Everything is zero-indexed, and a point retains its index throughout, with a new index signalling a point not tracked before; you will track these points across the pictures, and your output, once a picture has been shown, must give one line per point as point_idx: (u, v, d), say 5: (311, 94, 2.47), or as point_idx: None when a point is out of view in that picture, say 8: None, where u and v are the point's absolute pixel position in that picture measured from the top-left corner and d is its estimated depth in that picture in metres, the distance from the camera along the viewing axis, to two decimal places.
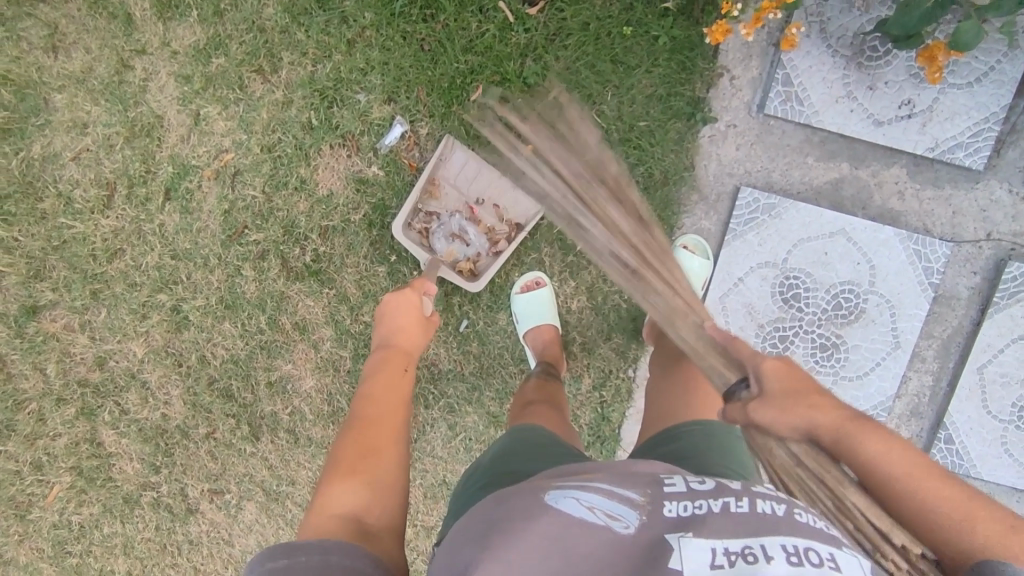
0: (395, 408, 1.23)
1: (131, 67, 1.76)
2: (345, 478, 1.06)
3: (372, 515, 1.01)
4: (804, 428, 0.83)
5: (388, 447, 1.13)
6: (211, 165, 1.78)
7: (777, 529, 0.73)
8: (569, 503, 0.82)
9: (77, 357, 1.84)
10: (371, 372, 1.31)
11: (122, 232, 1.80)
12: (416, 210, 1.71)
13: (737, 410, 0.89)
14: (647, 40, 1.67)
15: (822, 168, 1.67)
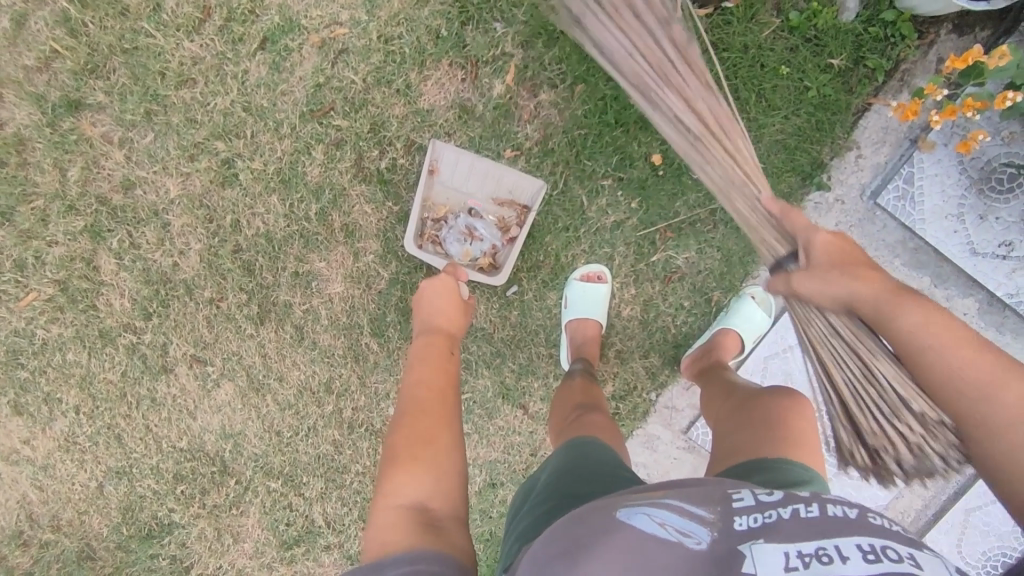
0: (445, 387, 1.14)
1: None
2: (403, 474, 0.98)
3: (440, 509, 0.96)
4: (849, 300, 0.92)
5: (443, 431, 1.05)
6: (319, 32, 1.64)
7: (848, 530, 0.64)
8: (641, 519, 0.73)
9: (104, 171, 1.69)
10: (417, 352, 1.25)
11: (201, 64, 1.65)
12: (424, 220, 1.68)
13: (781, 282, 1.01)
14: (797, 87, 1.64)
15: (904, 274, 1.68)
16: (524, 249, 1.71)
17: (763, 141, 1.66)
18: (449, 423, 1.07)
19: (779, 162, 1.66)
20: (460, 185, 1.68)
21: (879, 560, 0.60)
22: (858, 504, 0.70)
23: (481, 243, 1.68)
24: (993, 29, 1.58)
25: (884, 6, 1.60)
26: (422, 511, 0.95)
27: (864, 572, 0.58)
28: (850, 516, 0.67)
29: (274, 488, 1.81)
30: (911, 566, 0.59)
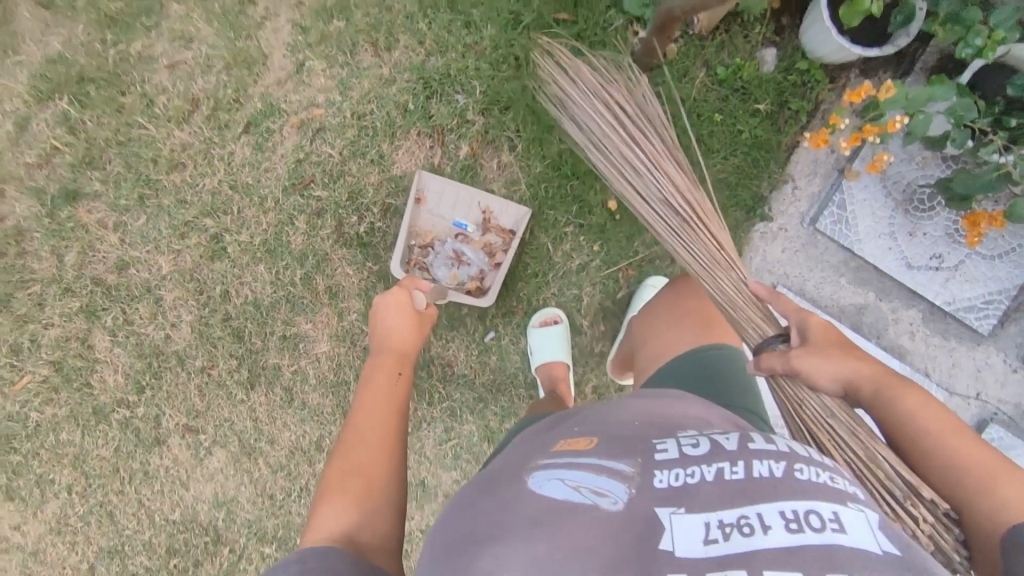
0: (390, 416, 1.20)
1: (255, 2, 1.77)
2: (335, 504, 1.04)
3: (365, 538, 1.02)
4: (847, 379, 0.99)
5: (378, 461, 1.12)
6: (298, 114, 1.80)
7: (773, 493, 0.65)
8: (554, 486, 0.74)
9: (100, 255, 1.80)
10: (369, 368, 1.32)
11: (190, 150, 1.79)
12: (412, 247, 1.82)
13: (775, 358, 1.07)
14: (731, 131, 1.85)
15: (851, 291, 1.87)
16: (498, 297, 1.81)
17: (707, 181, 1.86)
18: (386, 452, 1.14)
19: (724, 199, 1.86)
20: (446, 212, 1.82)
21: (802, 531, 0.60)
22: (784, 457, 0.70)
23: (467, 267, 1.83)
24: (895, 71, 1.80)
25: (798, 57, 1.81)
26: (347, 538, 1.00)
27: (782, 542, 0.59)
28: (772, 478, 0.67)
29: (268, 553, 1.82)
30: (832, 532, 0.60)
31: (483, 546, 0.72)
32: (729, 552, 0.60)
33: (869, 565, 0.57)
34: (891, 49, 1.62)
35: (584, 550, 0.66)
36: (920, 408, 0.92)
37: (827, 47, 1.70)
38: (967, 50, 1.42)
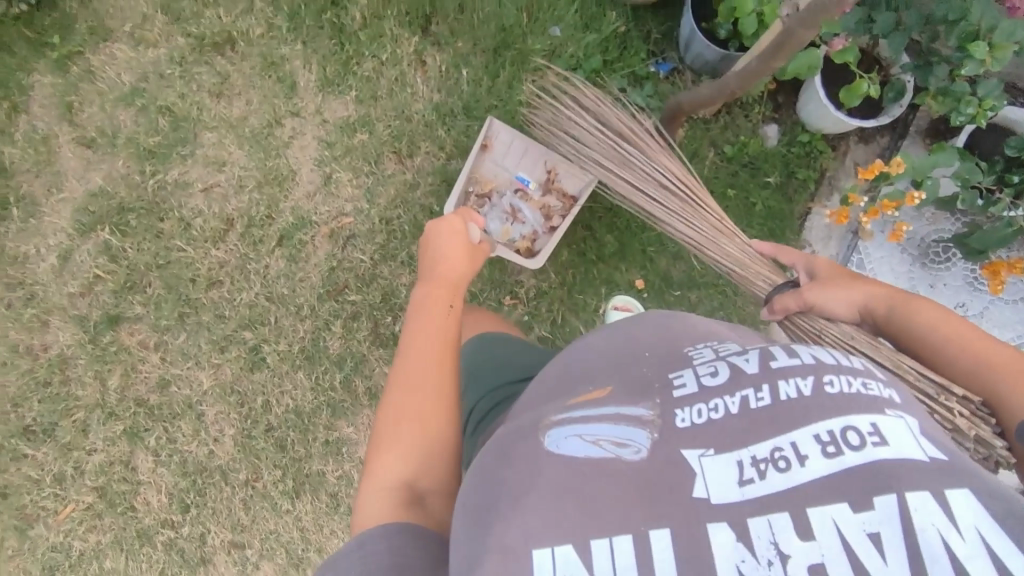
0: (444, 354, 1.03)
1: (282, 124, 1.87)
2: (392, 455, 0.92)
3: (430, 487, 0.90)
4: (858, 304, 1.07)
5: (434, 401, 0.97)
6: (329, 224, 1.87)
7: (806, 417, 0.58)
8: (568, 443, 0.65)
9: (142, 375, 1.84)
10: (417, 304, 1.14)
11: (227, 268, 1.85)
12: (470, 194, 1.85)
13: (791, 300, 1.17)
14: (745, 203, 1.94)
15: None
16: None
17: None
18: (443, 396, 0.98)
19: None
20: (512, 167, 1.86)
21: (841, 454, 0.55)
22: (812, 370, 0.62)
23: (522, 225, 1.86)
24: (891, 135, 1.91)
25: (799, 130, 1.93)
26: (408, 489, 0.88)
27: (829, 473, 0.53)
28: (802, 400, 0.59)
29: None
30: (874, 447, 0.54)
31: (502, 518, 0.63)
32: (777, 492, 0.54)
33: (917, 479, 0.52)
34: (887, 118, 1.72)
35: (615, 518, 0.58)
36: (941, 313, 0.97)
37: (827, 120, 1.79)
38: (960, 118, 1.49)
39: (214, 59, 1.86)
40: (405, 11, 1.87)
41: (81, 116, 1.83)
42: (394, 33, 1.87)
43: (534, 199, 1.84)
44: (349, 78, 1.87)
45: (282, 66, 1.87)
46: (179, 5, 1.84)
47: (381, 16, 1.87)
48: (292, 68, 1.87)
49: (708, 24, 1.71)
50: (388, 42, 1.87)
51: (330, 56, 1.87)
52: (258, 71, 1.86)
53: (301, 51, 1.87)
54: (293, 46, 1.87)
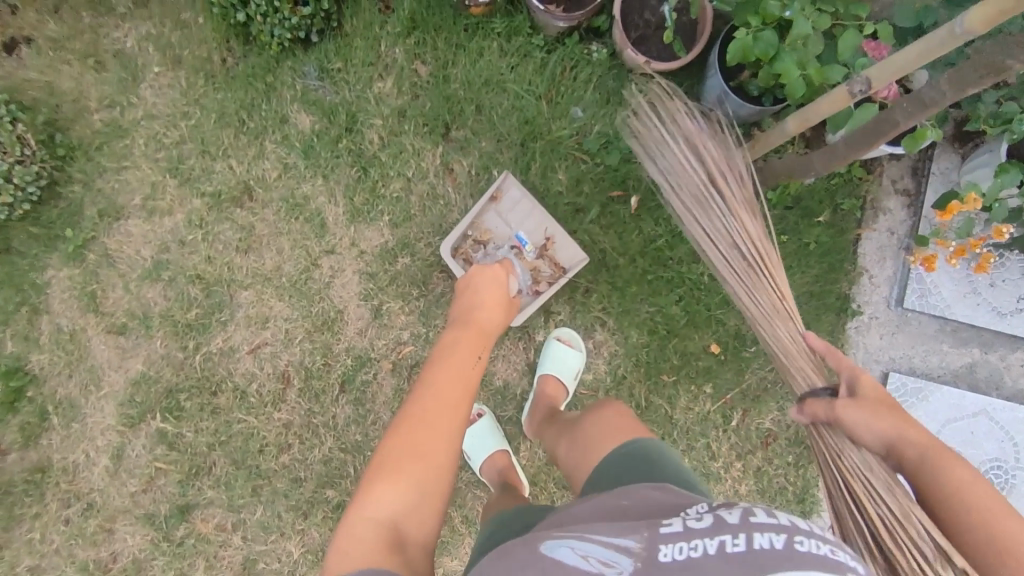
0: (456, 401, 1.10)
1: (319, 265, 1.77)
2: (391, 483, 1.00)
3: (411, 526, 0.99)
4: (890, 437, 0.90)
5: (438, 446, 1.04)
6: (388, 357, 1.78)
7: (775, 566, 0.61)
8: (563, 552, 0.72)
9: (225, 561, 1.71)
10: (443, 351, 1.22)
11: (293, 427, 1.74)
12: (465, 237, 1.77)
13: (819, 406, 0.98)
14: (798, 244, 1.86)
15: (956, 353, 1.90)
16: None
17: (792, 296, 1.86)
18: (443, 449, 1.05)
19: (812, 309, 1.87)
20: (512, 222, 1.78)
21: None
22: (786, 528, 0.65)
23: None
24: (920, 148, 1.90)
25: None
26: (392, 525, 0.97)
27: None
28: (773, 553, 0.62)
29: None
30: None
31: None
32: None
33: None
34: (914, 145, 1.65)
35: None
36: (979, 486, 0.83)
37: None
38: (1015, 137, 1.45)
39: (234, 213, 1.75)
40: (422, 123, 1.79)
41: (106, 304, 1.71)
42: (415, 147, 1.79)
43: (527, 260, 1.77)
44: (378, 203, 1.78)
45: (307, 205, 1.77)
46: (186, 164, 1.74)
47: (399, 133, 1.79)
48: (317, 205, 1.77)
49: (736, 83, 1.67)
50: (411, 158, 1.79)
51: (355, 185, 1.78)
52: (282, 215, 1.77)
53: (324, 185, 1.78)
54: (313, 182, 1.77)
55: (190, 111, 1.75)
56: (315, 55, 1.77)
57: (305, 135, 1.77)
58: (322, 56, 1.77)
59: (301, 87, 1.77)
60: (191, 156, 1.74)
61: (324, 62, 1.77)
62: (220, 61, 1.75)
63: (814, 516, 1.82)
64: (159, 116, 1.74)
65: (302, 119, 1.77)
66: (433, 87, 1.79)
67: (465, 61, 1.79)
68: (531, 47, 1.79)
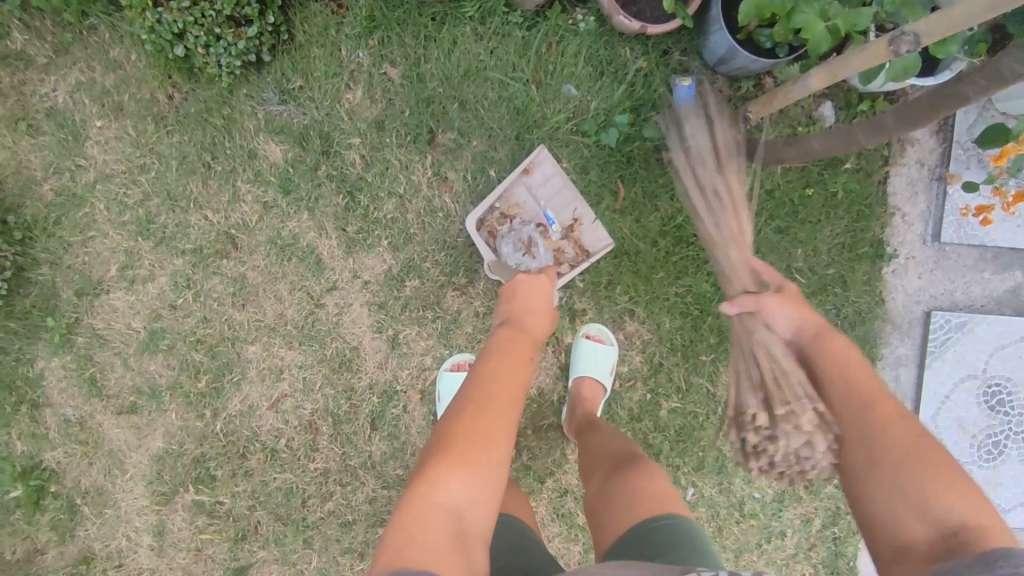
0: (517, 402, 0.94)
1: (323, 304, 1.64)
2: (457, 474, 0.84)
3: (474, 524, 0.84)
4: (802, 328, 0.99)
5: (503, 442, 0.89)
6: (415, 386, 1.66)
7: None
8: None
9: None
10: (495, 342, 1.04)
11: (332, 474, 1.66)
12: (492, 208, 1.62)
13: (749, 315, 1.00)
14: (824, 195, 1.70)
15: (999, 281, 1.76)
16: (682, 453, 1.75)
17: (823, 250, 1.72)
18: (505, 443, 0.89)
19: (846, 261, 1.72)
20: (541, 198, 1.63)
21: None
22: None
23: (530, 261, 1.59)
24: None
25: (855, 98, 1.63)
26: (455, 521, 0.82)
27: None
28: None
29: None
30: None
31: None
32: None
33: None
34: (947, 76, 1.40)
35: None
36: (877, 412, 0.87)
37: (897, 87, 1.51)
38: None
39: (223, 266, 1.61)
40: (403, 131, 1.63)
41: (108, 385, 1.61)
42: (401, 160, 1.63)
43: (552, 239, 1.63)
44: (374, 226, 1.63)
45: (297, 242, 1.62)
46: (158, 223, 1.60)
47: (381, 147, 1.63)
48: (308, 241, 1.63)
49: (743, 34, 1.48)
50: (399, 172, 1.63)
51: (344, 213, 1.63)
52: (274, 259, 1.62)
53: (311, 218, 1.63)
54: (299, 217, 1.62)
55: (147, 163, 1.59)
56: (272, 77, 1.60)
57: (279, 168, 1.61)
58: (279, 76, 1.60)
59: (264, 115, 1.61)
60: (161, 212, 1.60)
61: (283, 83, 1.60)
62: (167, 101, 1.59)
63: None
64: (115, 175, 1.59)
65: (272, 149, 1.61)
66: (409, 90, 1.62)
67: (437, 54, 1.61)
68: (510, 27, 1.60)
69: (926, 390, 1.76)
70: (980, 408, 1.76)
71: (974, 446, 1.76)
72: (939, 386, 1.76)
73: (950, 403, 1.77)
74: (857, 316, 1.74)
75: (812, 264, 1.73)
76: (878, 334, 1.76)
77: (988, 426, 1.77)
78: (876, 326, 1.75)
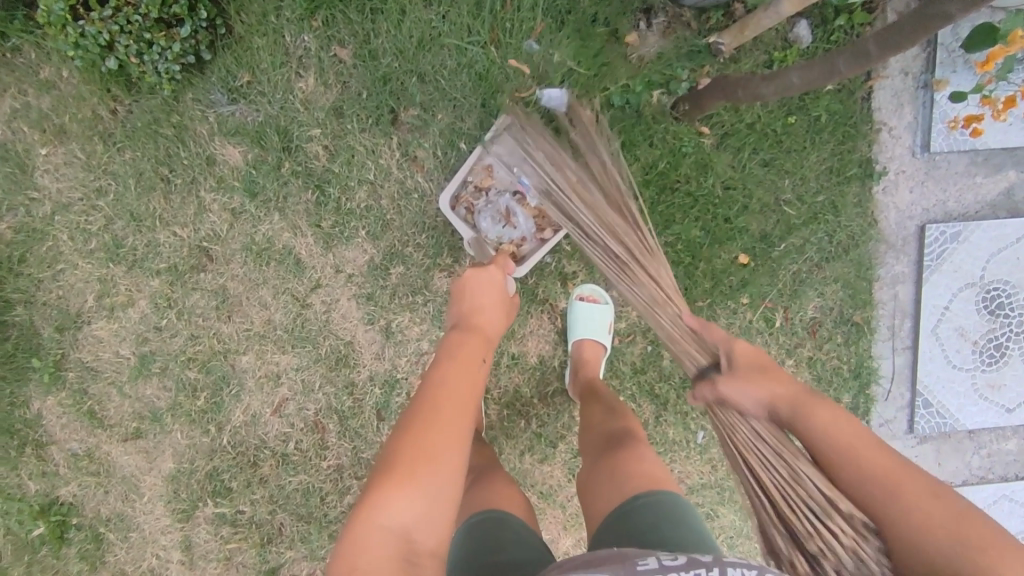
0: (468, 408, 0.87)
1: (310, 304, 1.59)
2: (400, 490, 0.76)
3: (426, 542, 0.76)
4: (768, 401, 0.86)
5: (452, 449, 0.81)
6: (415, 372, 1.61)
7: None
8: None
9: None
10: (446, 348, 0.99)
11: (346, 469, 1.62)
12: (465, 183, 1.55)
13: (708, 388, 0.93)
14: (808, 120, 1.62)
15: (991, 183, 1.68)
16: (689, 399, 1.65)
17: (810, 178, 1.64)
18: (457, 452, 0.81)
19: (834, 184, 1.65)
20: None
21: None
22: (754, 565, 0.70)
23: (512, 231, 1.54)
24: None
25: (831, 13, 1.54)
26: (403, 540, 0.75)
27: None
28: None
29: None
30: None
31: None
32: None
33: None
34: None
35: None
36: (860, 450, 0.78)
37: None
38: None
39: (202, 280, 1.56)
40: (364, 114, 1.55)
41: (108, 416, 1.59)
42: (367, 145, 1.56)
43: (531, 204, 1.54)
44: (349, 218, 1.57)
45: (273, 245, 1.57)
46: (126, 246, 1.55)
47: (343, 134, 1.56)
48: (284, 242, 1.57)
49: None
50: (366, 158, 1.56)
51: (317, 209, 1.57)
52: (252, 265, 1.57)
53: (283, 219, 1.56)
54: (270, 219, 1.56)
55: (103, 185, 1.53)
56: (216, 76, 1.51)
57: (241, 172, 1.55)
58: (224, 74, 1.51)
59: (215, 118, 1.53)
60: (128, 234, 1.55)
61: (229, 81, 1.52)
62: (111, 116, 1.51)
63: (873, 385, 1.69)
64: (73, 203, 1.54)
65: (231, 152, 1.54)
66: (363, 70, 1.53)
67: (387, 27, 1.51)
68: None
69: (926, 304, 1.68)
70: (980, 314, 1.69)
71: (976, 352, 1.70)
72: (937, 299, 1.68)
73: (951, 313, 1.69)
74: (852, 238, 1.66)
75: (802, 193, 1.65)
76: (875, 254, 1.67)
77: (989, 330, 1.70)
78: (872, 246, 1.67)
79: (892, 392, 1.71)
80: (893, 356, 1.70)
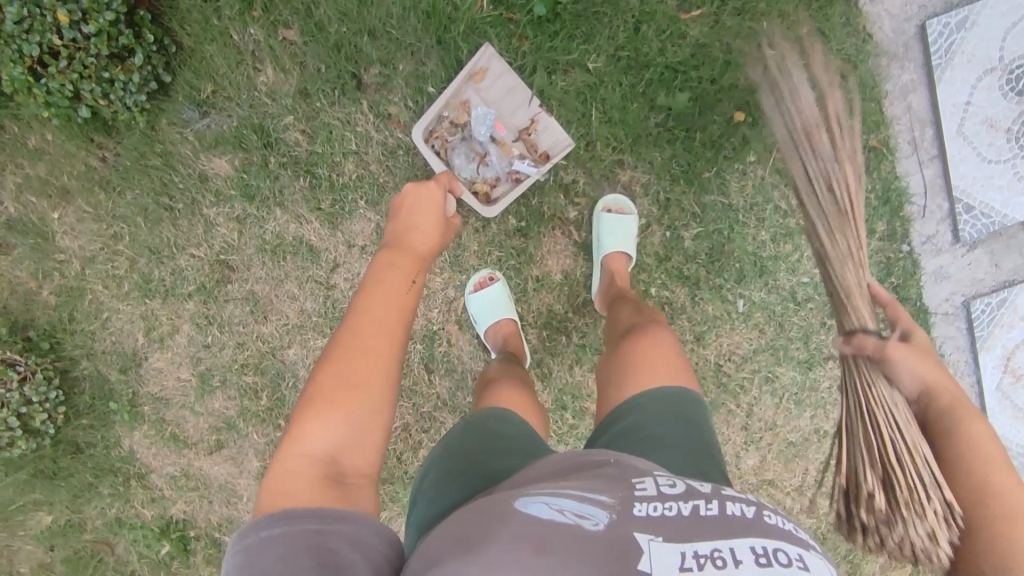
0: (394, 331, 0.97)
1: (335, 284, 1.63)
2: (327, 415, 0.87)
3: (352, 460, 0.87)
4: (929, 385, 0.89)
5: (375, 373, 0.91)
6: (451, 320, 1.67)
7: (743, 531, 0.64)
8: (541, 507, 0.67)
9: None
10: (374, 272, 1.05)
11: (413, 425, 1.69)
12: (440, 117, 1.56)
13: (869, 341, 0.90)
14: None
15: None
16: (719, 270, 1.63)
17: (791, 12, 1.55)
18: (382, 373, 0.92)
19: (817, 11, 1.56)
20: (490, 100, 1.56)
21: (769, 565, 0.60)
22: (753, 503, 0.69)
23: (485, 169, 1.58)
24: None
25: None
26: (328, 461, 0.86)
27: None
28: (744, 520, 0.65)
29: None
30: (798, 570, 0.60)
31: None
32: None
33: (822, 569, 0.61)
34: None
35: None
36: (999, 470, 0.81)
37: None
38: None
39: (231, 290, 1.64)
40: (329, 89, 1.57)
41: (189, 435, 1.70)
42: (341, 117, 1.58)
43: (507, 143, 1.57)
44: (345, 193, 1.60)
45: (283, 239, 1.62)
46: (155, 280, 1.64)
47: (315, 114, 1.58)
48: (293, 234, 1.62)
49: None
50: (344, 131, 1.59)
51: (312, 192, 1.61)
52: (271, 263, 1.63)
53: (285, 212, 1.61)
54: (273, 215, 1.61)
55: (117, 230, 1.62)
56: (182, 94, 1.56)
57: (234, 179, 1.60)
58: (188, 90, 1.55)
59: (193, 134, 1.58)
60: (153, 268, 1.63)
61: (195, 95, 1.56)
62: (101, 163, 1.58)
63: (905, 205, 1.62)
64: (96, 255, 1.63)
65: (219, 163, 1.59)
66: (315, 45, 1.54)
67: None
68: None
69: (944, 106, 1.58)
70: (1007, 99, 1.57)
71: (1011, 140, 1.57)
72: (956, 97, 1.58)
73: (974, 108, 1.58)
74: (849, 63, 1.58)
75: None
76: (878, 71, 1.59)
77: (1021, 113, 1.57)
78: (872, 64, 1.59)
79: (928, 206, 1.62)
80: (922, 170, 1.61)
